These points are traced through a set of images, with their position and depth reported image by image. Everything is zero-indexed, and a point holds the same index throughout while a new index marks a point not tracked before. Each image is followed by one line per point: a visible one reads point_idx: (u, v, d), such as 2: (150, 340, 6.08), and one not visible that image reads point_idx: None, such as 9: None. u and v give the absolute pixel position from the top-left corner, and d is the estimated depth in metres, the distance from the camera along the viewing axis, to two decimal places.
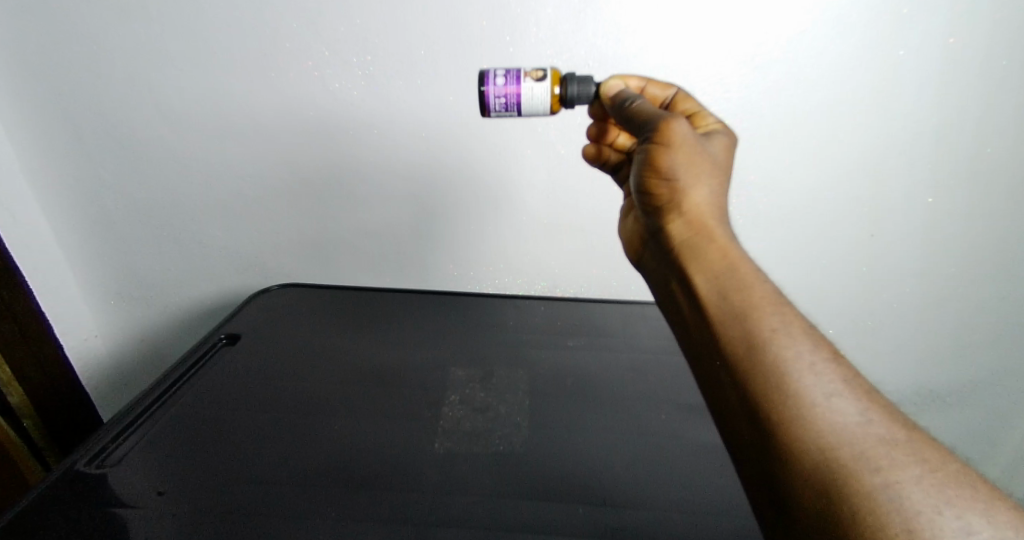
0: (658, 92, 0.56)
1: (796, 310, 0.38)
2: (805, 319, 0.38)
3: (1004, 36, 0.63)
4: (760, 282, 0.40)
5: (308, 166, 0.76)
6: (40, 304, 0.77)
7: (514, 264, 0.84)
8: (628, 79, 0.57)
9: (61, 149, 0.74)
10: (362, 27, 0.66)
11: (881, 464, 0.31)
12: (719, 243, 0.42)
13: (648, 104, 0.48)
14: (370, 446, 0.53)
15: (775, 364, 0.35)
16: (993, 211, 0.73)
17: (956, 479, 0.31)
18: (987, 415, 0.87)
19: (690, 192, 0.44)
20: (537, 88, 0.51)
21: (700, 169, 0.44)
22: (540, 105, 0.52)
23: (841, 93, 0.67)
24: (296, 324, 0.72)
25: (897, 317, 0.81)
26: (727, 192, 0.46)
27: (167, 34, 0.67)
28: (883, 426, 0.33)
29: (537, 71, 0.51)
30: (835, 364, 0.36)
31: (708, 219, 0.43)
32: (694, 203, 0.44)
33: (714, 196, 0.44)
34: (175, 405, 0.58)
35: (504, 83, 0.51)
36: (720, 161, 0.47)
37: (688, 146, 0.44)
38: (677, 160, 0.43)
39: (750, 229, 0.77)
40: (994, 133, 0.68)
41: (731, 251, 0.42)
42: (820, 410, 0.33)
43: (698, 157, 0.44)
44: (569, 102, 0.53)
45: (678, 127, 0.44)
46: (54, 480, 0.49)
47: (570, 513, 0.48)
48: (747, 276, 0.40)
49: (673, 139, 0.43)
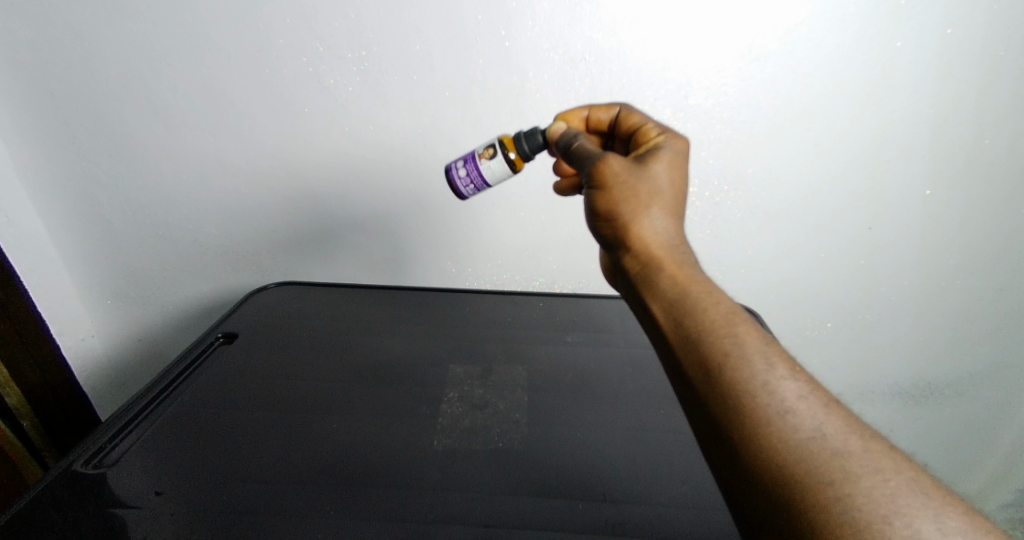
0: (604, 115, 0.59)
1: (751, 329, 0.38)
2: (758, 337, 0.37)
3: (1003, 26, 0.63)
4: (714, 303, 0.39)
5: (301, 164, 0.75)
6: (35, 304, 0.76)
7: (513, 260, 0.83)
8: (572, 115, 0.61)
9: (55, 148, 0.73)
10: (356, 22, 0.66)
11: (834, 478, 0.32)
12: (670, 271, 0.41)
13: (587, 143, 0.51)
14: (367, 444, 0.53)
15: (733, 386, 0.36)
16: (992, 203, 0.73)
17: (908, 489, 0.32)
18: (981, 409, 0.88)
19: (634, 223, 0.43)
20: (495, 166, 0.57)
21: (637, 198, 0.44)
22: (504, 172, 0.58)
23: (838, 85, 0.67)
24: (294, 321, 0.72)
25: (895, 311, 0.81)
26: (678, 212, 0.44)
27: (160, 30, 0.67)
28: (839, 438, 0.34)
29: (488, 149, 0.57)
30: (795, 378, 0.36)
31: (655, 249, 0.42)
32: (639, 234, 0.43)
33: (661, 221, 0.43)
34: (172, 405, 0.57)
35: (464, 172, 0.57)
36: (668, 182, 0.45)
37: (621, 180, 0.44)
38: (610, 197, 0.44)
39: (749, 223, 0.77)
40: (992, 125, 0.68)
41: (684, 276, 0.41)
42: (778, 426, 0.34)
43: (636, 188, 0.44)
44: (528, 156, 0.58)
45: (607, 167, 0.45)
46: (52, 481, 0.48)
47: (571, 510, 0.48)
48: (700, 299, 0.39)
49: (606, 181, 0.45)
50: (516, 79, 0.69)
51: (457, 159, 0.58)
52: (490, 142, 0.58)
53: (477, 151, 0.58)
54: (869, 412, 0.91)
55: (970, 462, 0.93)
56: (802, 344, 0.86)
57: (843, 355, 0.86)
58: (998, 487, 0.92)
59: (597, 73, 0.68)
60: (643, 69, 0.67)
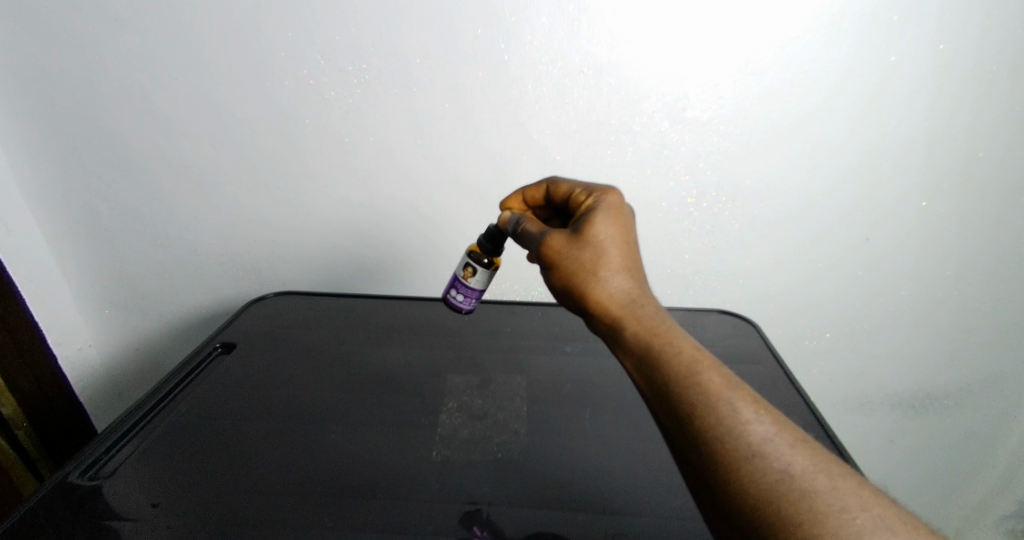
0: (536, 191, 0.58)
1: (712, 376, 0.40)
2: (721, 383, 0.40)
3: (993, 42, 0.64)
4: (674, 357, 0.41)
5: (300, 173, 0.75)
6: (34, 316, 0.77)
7: (511, 270, 0.84)
8: (510, 201, 0.60)
9: (56, 158, 0.73)
10: (357, 35, 0.67)
11: (803, 519, 0.34)
12: (631, 331, 0.43)
13: (530, 223, 0.53)
14: (364, 457, 0.53)
15: (704, 438, 0.38)
16: (988, 214, 0.73)
17: (873, 526, 0.34)
18: (979, 421, 0.88)
19: (593, 291, 0.45)
20: (482, 278, 0.59)
21: (584, 266, 0.46)
22: (489, 274, 0.59)
23: (833, 98, 0.68)
24: (292, 332, 0.71)
25: (893, 322, 0.81)
26: (630, 265, 0.46)
27: (164, 43, 0.67)
28: (807, 478, 0.36)
29: (467, 269, 0.59)
30: (762, 421, 0.38)
31: (614, 310, 0.44)
32: (597, 299, 0.45)
33: (615, 279, 0.45)
34: (169, 417, 0.57)
35: (460, 297, 0.60)
36: (612, 240, 0.46)
37: (566, 255, 0.47)
38: (561, 273, 0.47)
39: (747, 234, 0.77)
40: (985, 138, 0.69)
41: (646, 331, 0.43)
42: (747, 469, 0.36)
43: (583, 256, 0.46)
44: (496, 248, 0.58)
45: (549, 248, 0.48)
46: (45, 494, 0.48)
47: (571, 522, 0.48)
48: (662, 356, 0.41)
49: (554, 259, 0.47)
50: (515, 92, 0.70)
51: (450, 289, 0.61)
52: (464, 260, 0.60)
53: (459, 274, 0.60)
54: (867, 423, 0.91)
55: (967, 474, 0.93)
56: (801, 354, 0.86)
57: (841, 365, 0.86)
58: (997, 500, 0.92)
59: (595, 86, 0.69)
60: (641, 82, 0.68)
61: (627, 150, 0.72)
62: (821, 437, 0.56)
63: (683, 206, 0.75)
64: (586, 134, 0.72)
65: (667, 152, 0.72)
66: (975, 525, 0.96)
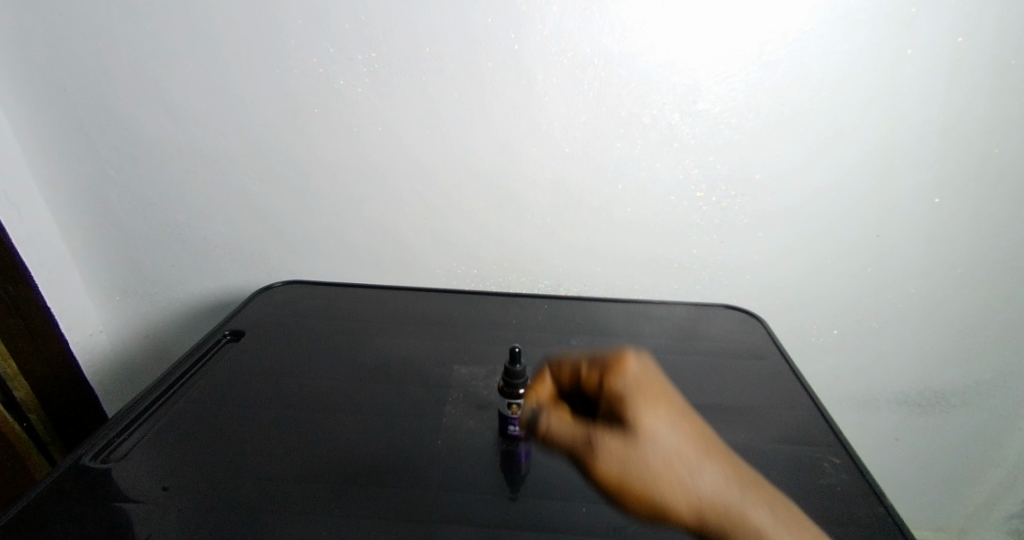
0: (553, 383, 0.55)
1: (782, 520, 0.44)
2: (792, 526, 0.44)
3: (1011, 35, 0.63)
4: (749, 513, 0.45)
5: (307, 161, 0.75)
6: (46, 300, 0.78)
7: (518, 261, 0.81)
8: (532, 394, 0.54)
9: (67, 144, 0.74)
10: (367, 24, 0.67)
11: None
12: (706, 499, 0.45)
13: (557, 426, 0.52)
14: (370, 444, 0.53)
15: None
16: (1002, 211, 0.72)
17: None
18: (987, 421, 0.87)
19: (665, 458, 0.47)
20: None
21: (659, 479, 0.46)
22: None
23: (846, 92, 0.67)
24: (299, 320, 0.72)
25: (902, 319, 0.81)
26: (701, 470, 0.47)
27: (176, 31, 0.68)
28: None
29: (513, 404, 0.52)
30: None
31: (693, 523, 0.45)
32: (675, 511, 0.46)
33: (690, 477, 0.46)
34: (178, 402, 0.58)
35: (512, 428, 0.53)
36: (676, 453, 0.47)
37: (632, 450, 0.47)
38: (630, 493, 0.47)
39: (756, 228, 0.76)
40: (1002, 134, 0.68)
41: (720, 500, 0.45)
42: None
43: (653, 456, 0.47)
44: None
45: (608, 454, 0.48)
46: (58, 476, 0.49)
47: (574, 512, 0.48)
48: (739, 512, 0.45)
49: (618, 438, 0.48)
50: (525, 82, 0.69)
51: None
52: None
53: None
54: (875, 422, 0.90)
55: (973, 472, 0.92)
56: (810, 351, 0.85)
57: (849, 362, 0.85)
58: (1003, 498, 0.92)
59: (606, 78, 0.68)
60: (652, 73, 0.68)
61: (637, 143, 0.72)
62: (827, 436, 0.55)
63: (693, 199, 0.75)
64: (595, 126, 0.71)
65: (677, 145, 0.71)
66: (980, 524, 0.96)
